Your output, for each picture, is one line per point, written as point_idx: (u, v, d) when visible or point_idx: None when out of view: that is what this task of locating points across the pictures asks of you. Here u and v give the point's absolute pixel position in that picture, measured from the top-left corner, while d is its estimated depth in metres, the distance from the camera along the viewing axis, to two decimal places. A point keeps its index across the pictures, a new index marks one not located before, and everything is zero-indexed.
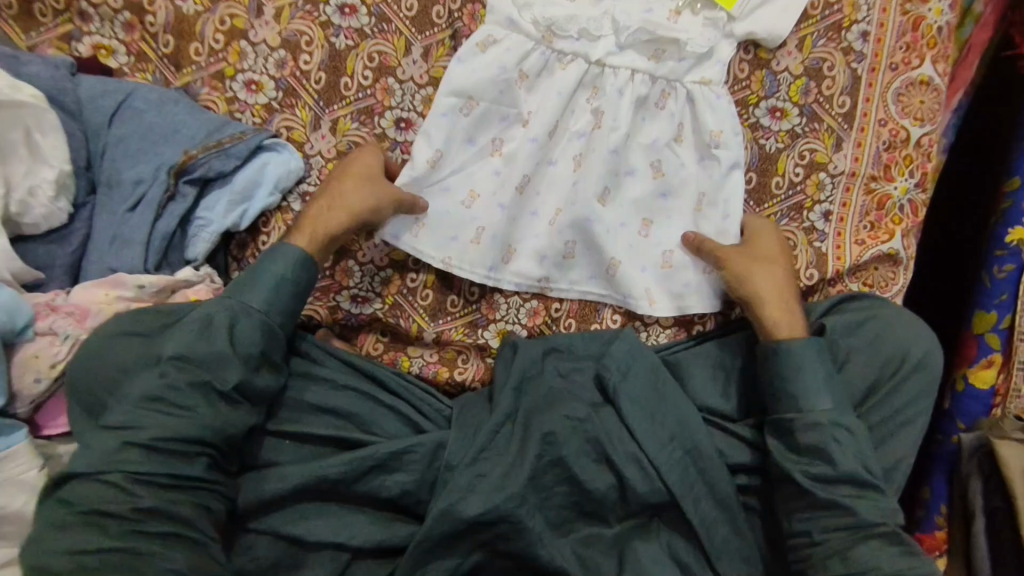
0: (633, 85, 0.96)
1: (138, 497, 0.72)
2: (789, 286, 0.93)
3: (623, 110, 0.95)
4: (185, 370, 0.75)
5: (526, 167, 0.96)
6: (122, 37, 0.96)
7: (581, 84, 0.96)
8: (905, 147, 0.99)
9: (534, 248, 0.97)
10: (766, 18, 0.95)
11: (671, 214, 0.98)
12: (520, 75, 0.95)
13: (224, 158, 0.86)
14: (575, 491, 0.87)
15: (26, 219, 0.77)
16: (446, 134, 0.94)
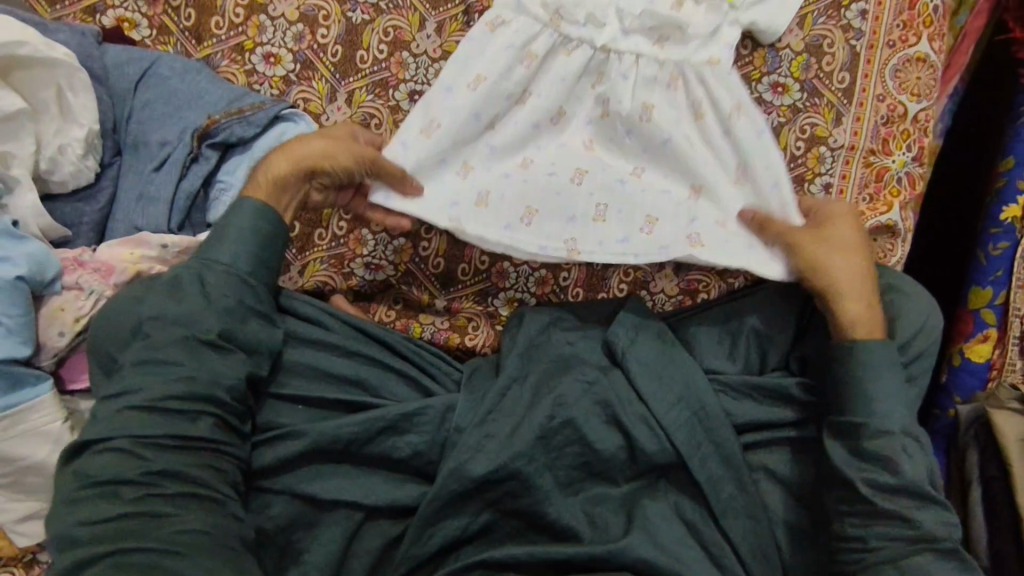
0: (639, 68, 0.94)
1: (148, 460, 0.69)
2: (861, 271, 0.89)
3: (632, 91, 0.94)
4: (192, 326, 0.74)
5: (529, 149, 0.97)
6: (145, 11, 1.00)
7: (587, 69, 0.95)
8: (902, 122, 1.03)
9: (550, 219, 0.93)
10: (766, 11, 0.96)
11: (697, 187, 0.95)
12: (528, 53, 0.94)
13: (245, 125, 0.88)
14: (585, 451, 0.88)
15: (55, 176, 0.79)
16: (447, 107, 0.93)
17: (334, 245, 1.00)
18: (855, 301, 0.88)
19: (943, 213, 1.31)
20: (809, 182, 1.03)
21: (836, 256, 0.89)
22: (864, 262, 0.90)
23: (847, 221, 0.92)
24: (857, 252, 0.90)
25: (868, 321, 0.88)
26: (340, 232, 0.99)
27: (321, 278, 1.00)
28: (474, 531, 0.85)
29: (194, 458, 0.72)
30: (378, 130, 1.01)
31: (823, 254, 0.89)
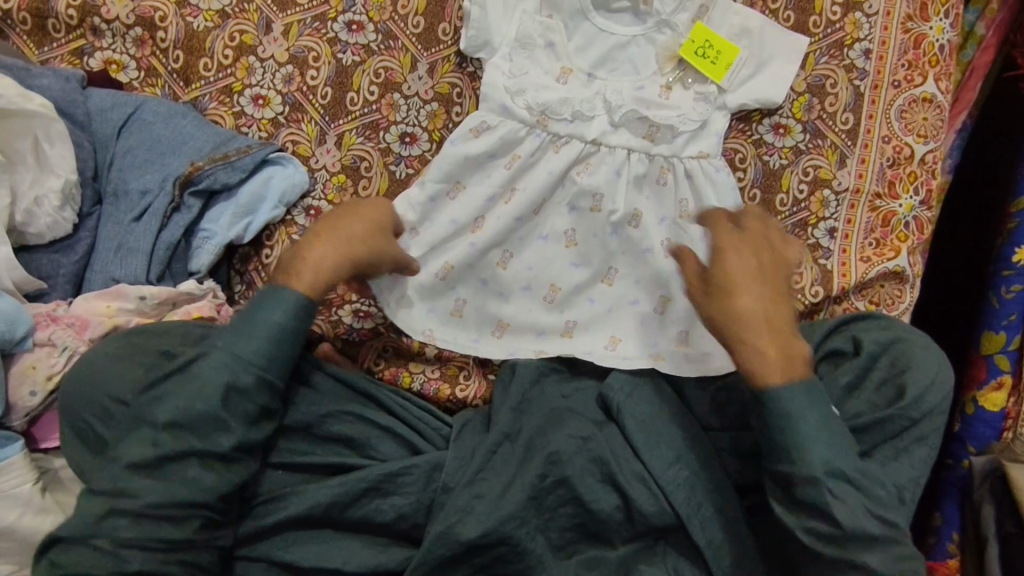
0: (630, 164, 0.97)
1: (127, 561, 0.67)
2: (773, 310, 0.81)
3: (620, 190, 0.96)
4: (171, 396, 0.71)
5: (507, 242, 0.97)
6: (133, 53, 0.98)
7: (575, 160, 0.97)
8: (909, 164, 0.99)
9: (521, 328, 0.97)
10: (758, 88, 0.98)
11: (676, 292, 0.96)
12: (514, 158, 0.97)
13: (229, 170, 0.87)
14: (579, 512, 0.84)
15: (30, 228, 0.76)
16: (426, 212, 0.96)
17: None
18: (755, 342, 0.80)
19: (954, 265, 1.26)
20: (813, 227, 0.99)
21: (727, 308, 0.81)
22: (761, 286, 0.82)
23: (731, 256, 0.84)
24: (751, 288, 0.82)
25: (772, 359, 0.79)
26: None
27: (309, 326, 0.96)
28: None
29: (177, 558, 0.69)
30: (368, 172, 0.99)
31: (710, 304, 0.83)
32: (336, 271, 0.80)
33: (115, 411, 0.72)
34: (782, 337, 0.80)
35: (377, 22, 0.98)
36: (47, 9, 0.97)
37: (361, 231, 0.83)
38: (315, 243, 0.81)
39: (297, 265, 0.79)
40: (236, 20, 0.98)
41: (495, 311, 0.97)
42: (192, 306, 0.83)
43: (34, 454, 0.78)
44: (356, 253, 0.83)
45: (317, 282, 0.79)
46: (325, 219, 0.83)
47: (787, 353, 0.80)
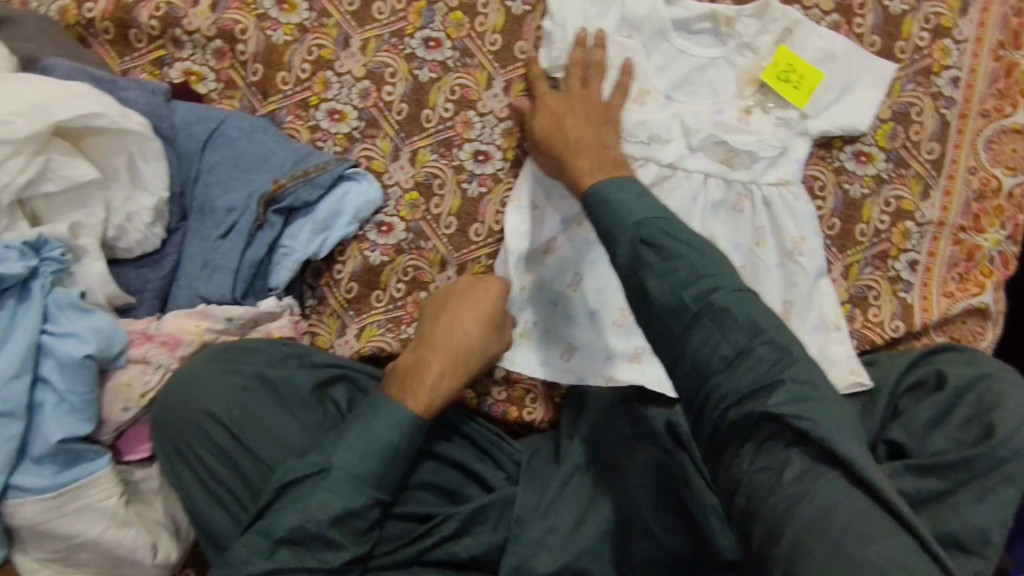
0: (706, 189, 0.96)
1: None
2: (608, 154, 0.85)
3: (696, 215, 0.95)
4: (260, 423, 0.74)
5: (580, 266, 0.97)
6: (212, 65, 0.99)
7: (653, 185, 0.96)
8: (996, 197, 0.96)
9: (594, 352, 0.95)
10: (842, 114, 0.96)
11: None
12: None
13: (310, 187, 0.87)
14: (654, 546, 0.81)
15: (121, 243, 0.77)
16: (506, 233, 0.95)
17: (392, 307, 0.96)
18: (576, 163, 0.84)
19: None
20: (894, 258, 0.96)
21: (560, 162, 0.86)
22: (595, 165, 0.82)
23: (554, 102, 0.91)
24: (570, 131, 0.87)
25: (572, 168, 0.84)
26: (399, 294, 0.96)
27: (378, 343, 0.95)
28: None
29: None
30: (440, 190, 0.98)
31: (544, 145, 0.89)
32: (449, 382, 0.79)
33: (208, 437, 0.74)
34: (603, 163, 0.83)
35: (455, 39, 0.98)
36: (129, 19, 0.98)
37: (473, 330, 0.82)
38: (429, 356, 0.80)
39: (415, 385, 0.77)
40: (315, 34, 0.98)
41: (572, 334, 0.96)
42: (273, 326, 0.84)
43: (117, 466, 0.79)
44: (468, 356, 0.82)
45: (433, 395, 0.77)
46: (436, 327, 0.83)
47: (599, 160, 0.83)
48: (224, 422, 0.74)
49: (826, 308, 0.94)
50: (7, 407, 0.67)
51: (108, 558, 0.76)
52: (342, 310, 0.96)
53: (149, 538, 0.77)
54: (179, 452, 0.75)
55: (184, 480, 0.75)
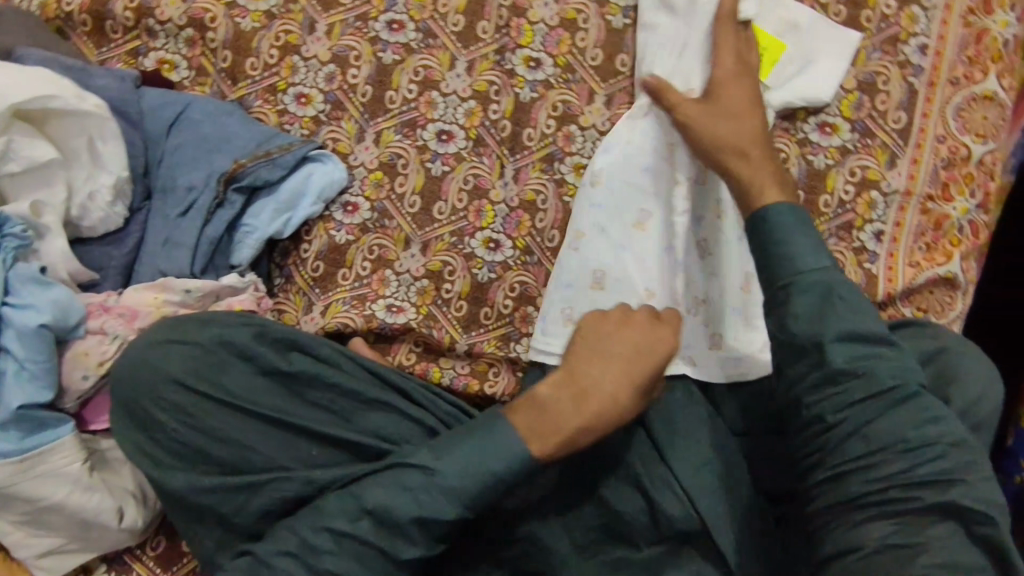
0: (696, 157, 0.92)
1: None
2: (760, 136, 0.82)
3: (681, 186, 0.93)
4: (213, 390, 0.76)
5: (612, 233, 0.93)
6: (185, 53, 1.02)
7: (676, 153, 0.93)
8: (965, 165, 0.94)
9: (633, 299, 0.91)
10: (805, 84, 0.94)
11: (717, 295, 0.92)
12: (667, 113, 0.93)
13: (271, 167, 0.90)
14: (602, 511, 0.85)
15: (85, 222, 0.81)
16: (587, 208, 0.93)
17: (357, 285, 0.98)
18: (743, 173, 0.79)
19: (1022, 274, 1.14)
20: (859, 229, 0.95)
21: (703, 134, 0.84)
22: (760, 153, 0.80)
23: (733, 86, 0.85)
24: (743, 127, 0.82)
25: (758, 179, 0.78)
26: (364, 272, 0.99)
27: (343, 319, 0.97)
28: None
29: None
30: (404, 169, 0.99)
31: (698, 134, 0.84)
32: (583, 436, 0.75)
33: (164, 398, 0.75)
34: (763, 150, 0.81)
35: (418, 21, 1.00)
36: (106, 12, 1.02)
37: (608, 386, 0.76)
38: (585, 404, 0.75)
39: (545, 433, 0.73)
40: (282, 20, 1.00)
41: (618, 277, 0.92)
42: (234, 301, 0.86)
43: (83, 434, 0.83)
44: (605, 409, 0.75)
45: (562, 445, 0.74)
46: (613, 385, 0.76)
47: (778, 177, 0.78)
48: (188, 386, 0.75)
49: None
50: None
51: (76, 521, 0.80)
52: (309, 288, 0.99)
53: (114, 503, 0.81)
54: (146, 426, 0.76)
55: (136, 440, 0.77)
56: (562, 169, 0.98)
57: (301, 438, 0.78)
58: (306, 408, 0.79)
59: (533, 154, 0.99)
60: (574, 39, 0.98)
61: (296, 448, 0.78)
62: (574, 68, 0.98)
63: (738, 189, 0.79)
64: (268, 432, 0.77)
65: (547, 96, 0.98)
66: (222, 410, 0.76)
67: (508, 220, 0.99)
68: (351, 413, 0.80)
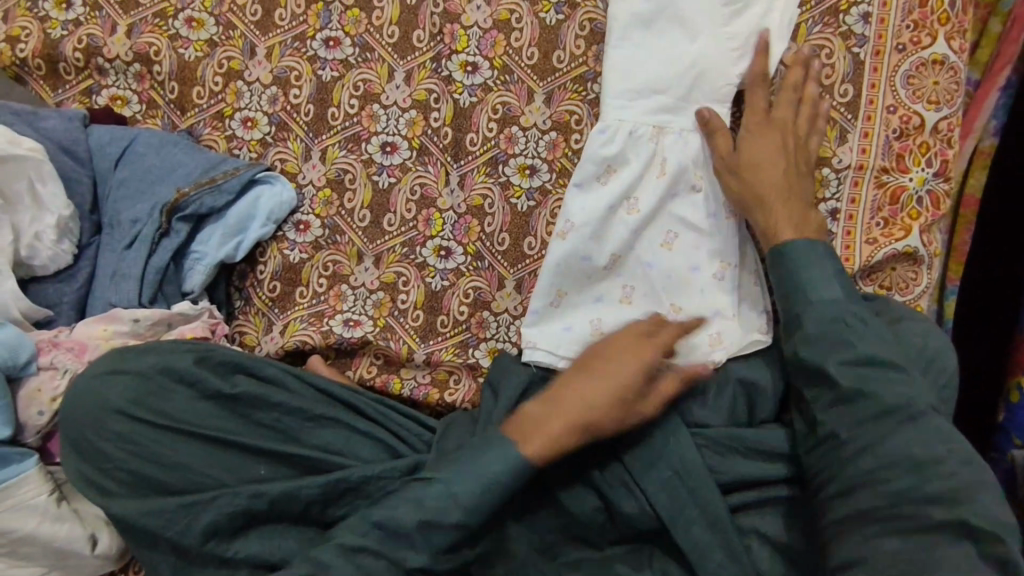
0: (666, 153, 0.92)
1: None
2: (791, 183, 0.86)
3: (650, 183, 0.92)
4: (152, 414, 0.78)
5: (594, 244, 0.92)
6: (135, 88, 1.05)
7: (649, 162, 0.93)
8: (919, 134, 0.91)
9: (630, 310, 0.92)
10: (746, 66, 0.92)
11: (690, 288, 0.91)
12: (656, 129, 0.93)
13: (216, 194, 0.93)
14: (560, 513, 0.86)
15: (35, 261, 0.83)
16: (575, 216, 0.92)
17: (315, 302, 0.99)
18: (780, 225, 0.84)
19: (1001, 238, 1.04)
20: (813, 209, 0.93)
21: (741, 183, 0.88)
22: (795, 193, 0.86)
23: (768, 137, 0.88)
24: (767, 177, 0.86)
25: (778, 229, 0.84)
26: (321, 289, 0.99)
27: (301, 338, 0.97)
28: None
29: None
30: (352, 184, 1.00)
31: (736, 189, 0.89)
32: (569, 450, 0.78)
33: (108, 428, 0.77)
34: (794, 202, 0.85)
35: (354, 36, 1.01)
36: (57, 55, 1.04)
37: (606, 397, 0.78)
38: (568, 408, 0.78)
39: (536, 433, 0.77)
40: (224, 48, 1.02)
41: (615, 287, 0.93)
42: (187, 330, 0.88)
43: (50, 467, 0.85)
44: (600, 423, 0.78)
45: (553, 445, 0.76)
46: (607, 401, 0.78)
47: (801, 226, 0.83)
48: (130, 414, 0.78)
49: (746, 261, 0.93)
50: None
51: (50, 550, 0.82)
52: (267, 308, 1.00)
53: (86, 530, 0.84)
54: (87, 455, 0.78)
55: (83, 471, 0.79)
56: (507, 171, 0.98)
57: (246, 457, 0.80)
58: (252, 427, 0.82)
59: (477, 159, 0.99)
60: (509, 40, 0.98)
61: (247, 469, 0.80)
62: (511, 69, 0.98)
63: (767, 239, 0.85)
64: (217, 450, 0.79)
65: (487, 99, 0.99)
66: (164, 434, 0.78)
67: (456, 226, 0.99)
68: (296, 430, 0.83)
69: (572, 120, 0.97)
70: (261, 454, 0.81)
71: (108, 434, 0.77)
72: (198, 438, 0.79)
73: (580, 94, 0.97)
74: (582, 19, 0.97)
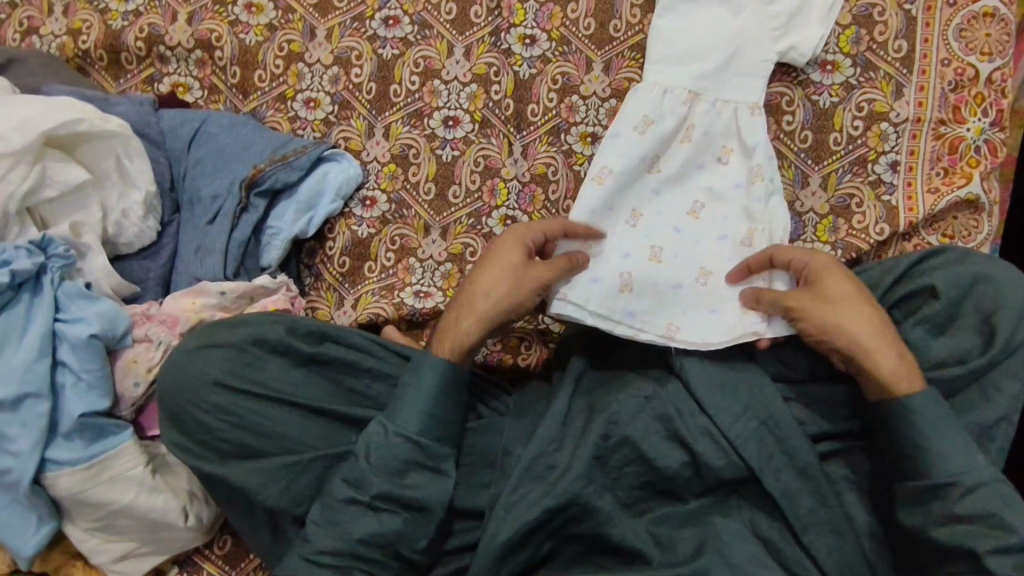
0: (702, 117, 0.95)
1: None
2: (879, 316, 0.80)
3: (679, 149, 0.95)
4: (248, 387, 0.80)
5: (627, 200, 0.94)
6: (196, 74, 1.06)
7: (679, 126, 0.95)
8: (974, 85, 0.93)
9: (660, 269, 0.91)
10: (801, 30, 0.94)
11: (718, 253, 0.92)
12: (691, 94, 0.95)
13: (289, 169, 0.95)
14: (647, 469, 0.85)
15: (121, 238, 0.88)
16: (618, 157, 0.94)
17: (385, 276, 1.01)
18: (910, 361, 0.79)
19: None
20: (873, 162, 0.95)
21: (824, 319, 0.80)
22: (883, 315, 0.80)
23: (849, 278, 0.82)
24: (859, 313, 0.80)
25: (908, 366, 0.78)
26: (389, 263, 1.01)
27: (374, 310, 0.99)
28: (539, 556, 0.85)
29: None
30: (416, 159, 1.02)
31: (839, 337, 0.80)
32: (476, 321, 0.84)
33: (208, 402, 0.79)
34: (893, 335, 0.79)
35: (412, 14, 1.03)
36: (119, 45, 1.06)
37: (496, 279, 0.85)
38: (469, 307, 0.85)
39: (447, 329, 0.85)
40: (283, 31, 1.04)
41: (642, 246, 0.92)
42: (269, 300, 0.90)
43: (144, 440, 0.88)
44: (505, 299, 0.84)
45: (465, 341, 0.83)
46: (503, 277, 0.84)
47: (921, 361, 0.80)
48: (228, 387, 0.79)
49: (776, 218, 0.92)
50: (33, 388, 0.78)
51: (146, 523, 0.83)
52: (338, 283, 1.02)
53: (179, 502, 0.84)
54: (188, 430, 0.80)
55: (183, 444, 0.81)
56: (569, 140, 1.00)
57: (340, 424, 0.82)
58: (344, 394, 0.84)
59: (539, 129, 1.01)
60: (565, 12, 1.00)
61: (342, 436, 0.82)
62: (569, 40, 1.00)
63: (902, 377, 0.78)
64: (313, 416, 0.81)
65: (546, 71, 1.00)
66: (263, 404, 0.80)
67: (521, 195, 1.01)
68: (383, 396, 0.85)
69: (631, 87, 0.99)
70: (355, 418, 0.83)
71: (208, 409, 0.79)
72: (295, 406, 0.81)
73: (638, 61, 0.99)
74: None
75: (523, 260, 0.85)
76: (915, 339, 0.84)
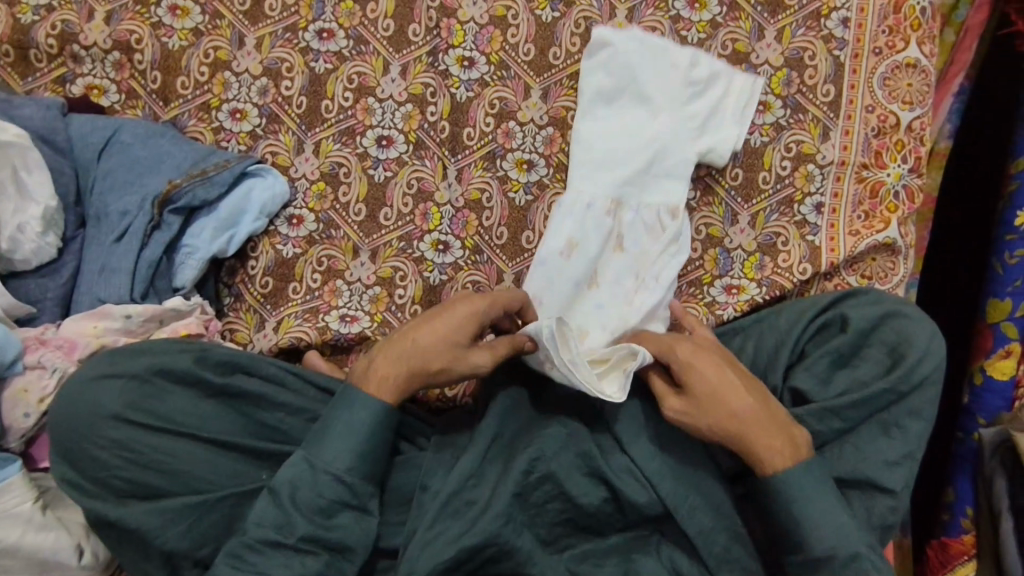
0: (629, 229, 0.95)
1: None
2: (759, 399, 0.80)
3: (612, 263, 0.95)
4: (151, 420, 0.77)
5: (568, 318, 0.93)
6: (113, 77, 1.00)
7: (608, 237, 0.95)
8: (895, 132, 0.96)
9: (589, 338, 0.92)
10: (728, 74, 0.96)
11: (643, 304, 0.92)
12: (614, 203, 0.96)
13: (208, 186, 0.91)
14: (567, 507, 0.84)
15: (17, 255, 0.84)
16: (549, 286, 0.93)
17: (309, 298, 0.97)
18: (761, 440, 0.79)
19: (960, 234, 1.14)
20: (799, 203, 0.97)
21: (713, 421, 0.79)
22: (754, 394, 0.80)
23: (702, 363, 0.81)
24: (733, 404, 0.79)
25: (785, 444, 0.79)
26: (315, 284, 0.97)
27: (296, 334, 0.96)
28: None
29: None
30: (347, 178, 0.99)
31: (699, 424, 0.80)
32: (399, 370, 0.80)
33: (105, 436, 0.75)
34: (776, 420, 0.80)
35: (347, 28, 0.99)
36: (28, 41, 0.99)
37: (433, 339, 0.80)
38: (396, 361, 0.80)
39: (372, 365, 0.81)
40: (210, 37, 0.99)
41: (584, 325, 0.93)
42: (180, 326, 0.87)
43: (34, 473, 0.82)
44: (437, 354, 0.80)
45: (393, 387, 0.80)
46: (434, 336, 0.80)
47: (789, 438, 0.79)
48: (129, 422, 0.76)
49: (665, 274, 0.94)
50: None
51: (31, 564, 0.78)
52: (259, 304, 0.97)
53: (72, 540, 0.79)
54: (81, 467, 0.76)
55: (80, 481, 0.77)
56: (504, 166, 0.99)
57: (249, 459, 0.80)
58: (251, 425, 0.81)
59: (474, 154, 0.99)
60: (505, 36, 0.99)
61: (247, 475, 0.80)
62: (508, 65, 0.99)
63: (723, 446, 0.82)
64: (218, 452, 0.78)
65: (483, 95, 0.99)
66: (165, 439, 0.77)
67: (454, 220, 0.98)
68: (296, 431, 0.82)
69: (569, 115, 0.98)
70: (266, 454, 0.80)
71: (105, 443, 0.76)
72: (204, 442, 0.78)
73: (576, 90, 0.98)
74: (577, 17, 0.98)
75: (472, 325, 0.80)
76: (827, 376, 0.87)
